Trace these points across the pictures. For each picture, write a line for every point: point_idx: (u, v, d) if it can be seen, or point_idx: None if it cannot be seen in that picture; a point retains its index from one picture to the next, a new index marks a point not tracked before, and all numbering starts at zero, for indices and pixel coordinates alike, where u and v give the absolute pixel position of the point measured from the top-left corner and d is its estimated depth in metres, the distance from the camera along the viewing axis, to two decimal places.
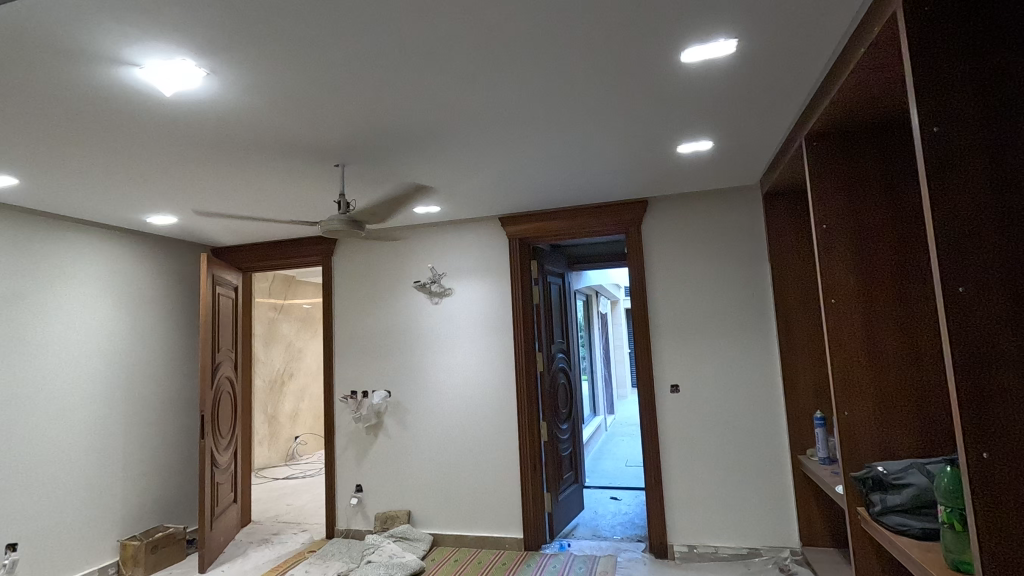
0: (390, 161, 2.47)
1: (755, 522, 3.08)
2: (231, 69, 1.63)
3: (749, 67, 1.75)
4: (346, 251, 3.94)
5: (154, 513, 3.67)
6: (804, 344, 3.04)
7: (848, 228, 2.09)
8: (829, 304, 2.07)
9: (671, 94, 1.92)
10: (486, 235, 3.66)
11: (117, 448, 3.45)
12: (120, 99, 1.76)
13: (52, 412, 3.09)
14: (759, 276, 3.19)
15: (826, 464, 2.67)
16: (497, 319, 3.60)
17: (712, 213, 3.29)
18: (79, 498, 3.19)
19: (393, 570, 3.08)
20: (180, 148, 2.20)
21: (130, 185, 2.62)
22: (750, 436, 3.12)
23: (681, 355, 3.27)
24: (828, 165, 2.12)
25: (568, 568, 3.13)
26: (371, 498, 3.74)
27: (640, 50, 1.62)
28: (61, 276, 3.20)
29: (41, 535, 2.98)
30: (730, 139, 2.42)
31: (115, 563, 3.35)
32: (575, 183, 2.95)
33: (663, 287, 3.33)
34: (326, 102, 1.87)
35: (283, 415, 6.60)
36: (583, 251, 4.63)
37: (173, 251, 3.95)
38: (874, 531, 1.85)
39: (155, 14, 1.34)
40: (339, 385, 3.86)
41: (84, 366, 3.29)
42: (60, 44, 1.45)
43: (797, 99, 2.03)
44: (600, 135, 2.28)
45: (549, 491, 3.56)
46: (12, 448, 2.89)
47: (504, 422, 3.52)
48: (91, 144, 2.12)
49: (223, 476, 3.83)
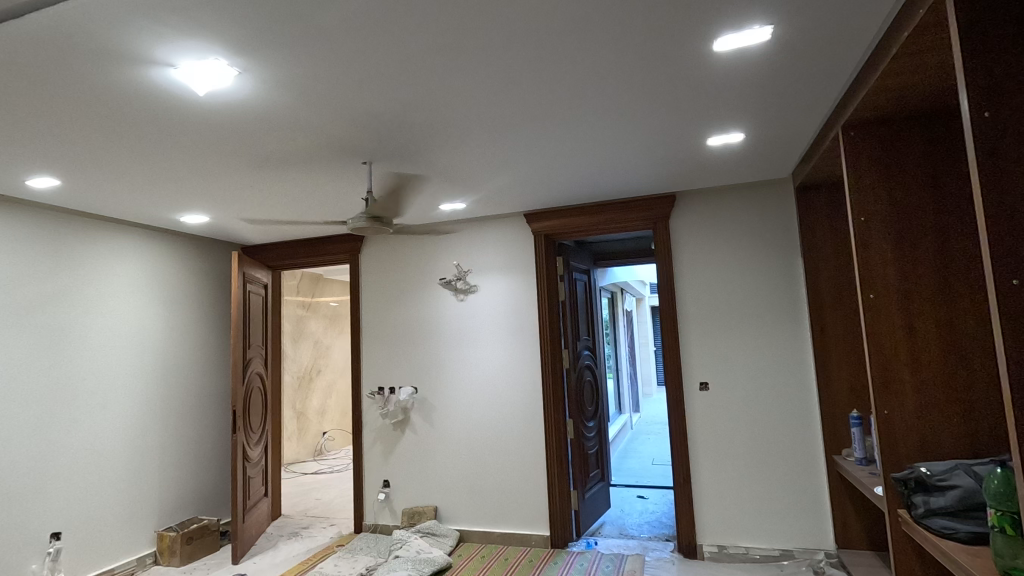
0: (417, 158, 2.48)
1: (787, 524, 3.01)
2: (264, 68, 1.65)
3: (783, 55, 1.71)
4: (372, 249, 3.98)
5: (190, 505, 3.76)
6: (840, 341, 2.95)
7: (889, 221, 2.01)
8: (867, 299, 2.01)
9: (702, 84, 1.88)
10: (512, 232, 3.66)
11: (153, 442, 3.54)
12: (157, 100, 1.80)
13: (93, 407, 3.19)
14: (791, 272, 3.11)
15: (863, 465, 2.59)
16: (522, 316, 3.59)
17: (742, 207, 3.22)
18: (119, 489, 3.29)
19: (419, 565, 3.09)
20: (213, 147, 2.24)
21: (164, 184, 2.68)
22: (783, 435, 3.05)
23: (710, 352, 3.22)
24: (867, 155, 2.05)
25: (595, 567, 3.10)
26: (398, 494, 3.77)
27: (671, 41, 1.59)
28: (102, 274, 3.31)
29: (83, 524, 3.08)
30: (762, 131, 2.36)
31: (153, 553, 3.44)
32: (603, 178, 2.92)
33: (692, 283, 3.28)
34: (356, 100, 1.89)
35: (311, 411, 6.71)
36: (608, 247, 4.59)
37: (205, 249, 4.03)
38: (916, 534, 1.79)
39: (190, 13, 1.36)
40: (367, 382, 3.90)
41: (123, 362, 3.39)
42: (99, 46, 1.48)
43: (833, 89, 1.97)
44: (628, 129, 2.25)
45: (575, 488, 3.54)
46: (57, 440, 2.99)
47: (530, 421, 3.50)
48: (129, 145, 2.17)
49: (254, 469, 3.91)
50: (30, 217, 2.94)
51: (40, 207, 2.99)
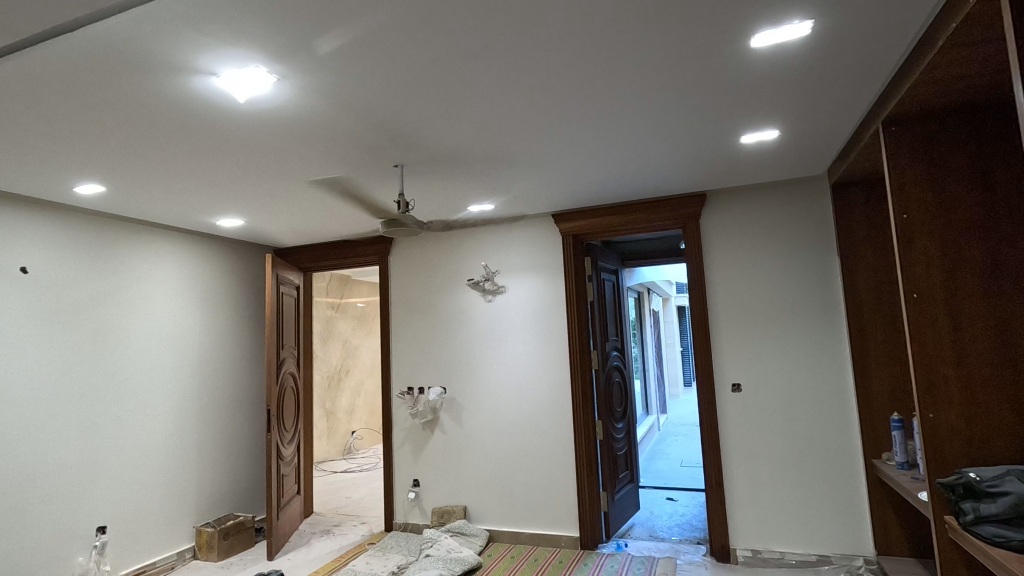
0: (448, 160, 2.49)
1: (824, 529, 2.94)
2: (301, 75, 1.68)
3: (823, 50, 1.67)
4: (402, 251, 4.02)
5: (226, 502, 3.86)
6: (878, 343, 2.88)
7: (932, 218, 1.95)
8: (911, 299, 1.95)
9: (738, 82, 1.85)
10: (540, 232, 3.66)
11: (191, 440, 3.63)
12: (198, 107, 1.85)
13: (133, 406, 3.29)
14: (828, 271, 3.04)
15: (904, 470, 2.51)
16: (550, 317, 3.58)
17: (776, 205, 3.16)
18: (159, 485, 3.39)
19: (450, 564, 3.11)
20: (251, 153, 2.29)
21: (203, 189, 2.76)
22: (819, 439, 2.98)
23: (743, 353, 3.16)
24: (909, 151, 1.99)
25: (626, 568, 3.08)
26: (427, 493, 3.80)
27: (708, 39, 1.57)
28: (143, 277, 3.42)
29: (126, 519, 3.18)
30: (798, 128, 2.31)
31: (192, 548, 3.55)
32: (633, 177, 2.90)
33: (723, 283, 3.23)
34: (391, 104, 1.91)
35: (340, 410, 6.82)
36: (636, 247, 4.55)
37: (240, 252, 4.12)
38: (964, 541, 1.73)
39: (234, 23, 1.40)
40: (396, 382, 3.95)
41: (162, 362, 3.49)
42: (146, 56, 1.53)
43: (874, 83, 1.92)
44: (660, 128, 2.23)
45: (605, 490, 3.52)
46: (101, 439, 3.10)
47: (559, 422, 3.50)
48: (171, 151, 2.23)
49: (288, 468, 3.99)
50: (76, 222, 3.06)
51: (86, 213, 3.11)
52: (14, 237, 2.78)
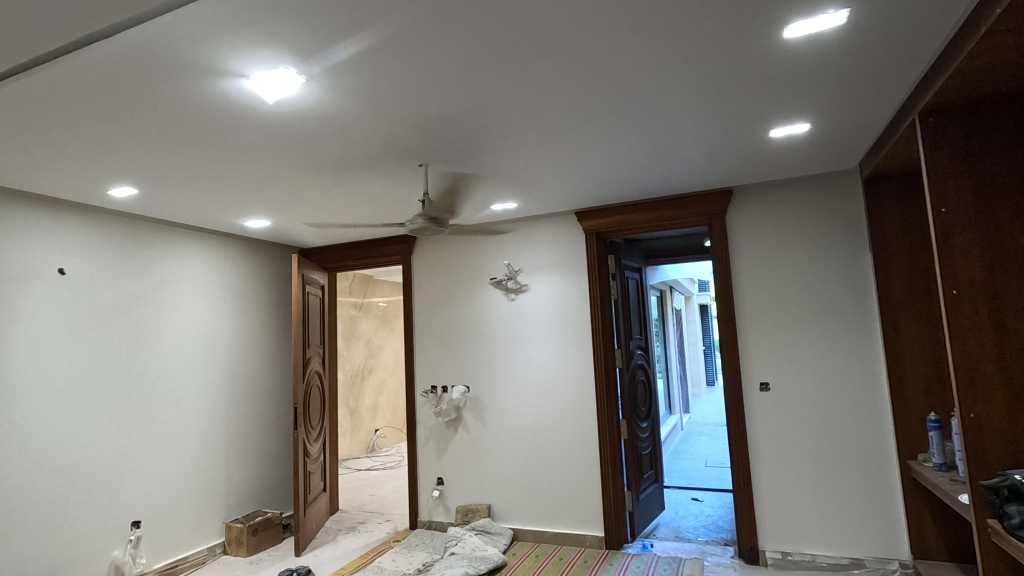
0: (472, 159, 2.49)
1: (857, 532, 2.87)
2: (329, 75, 1.69)
3: (859, 39, 1.62)
4: (424, 250, 4.04)
5: (255, 498, 3.92)
6: (914, 341, 2.80)
7: (973, 211, 1.89)
8: (949, 295, 1.90)
9: (769, 74, 1.81)
10: (563, 230, 3.64)
11: (220, 437, 3.70)
12: (229, 109, 1.88)
13: (165, 404, 3.36)
14: (859, 268, 2.97)
15: (942, 471, 2.44)
16: (574, 316, 3.57)
17: (805, 200, 3.10)
18: (191, 481, 3.47)
19: (476, 562, 3.12)
20: (278, 154, 2.32)
21: (232, 190, 2.80)
22: (852, 439, 2.91)
23: (772, 352, 3.10)
24: (948, 142, 1.93)
25: (652, 568, 3.05)
26: (452, 491, 3.81)
27: (739, 31, 1.54)
28: (173, 278, 3.49)
29: (159, 514, 3.26)
30: (830, 120, 2.26)
31: (222, 543, 3.61)
32: (659, 174, 2.86)
33: (751, 280, 3.18)
34: (417, 103, 1.91)
35: (363, 409, 6.89)
36: (659, 244, 4.51)
37: (267, 252, 4.18)
38: (1008, 545, 1.67)
39: (266, 26, 1.42)
40: (420, 380, 3.97)
41: (191, 361, 3.55)
42: (180, 60, 1.56)
43: (911, 73, 1.86)
44: (687, 123, 2.20)
45: (630, 489, 3.49)
46: (134, 435, 3.18)
47: (583, 421, 3.48)
48: (202, 153, 2.27)
49: (314, 465, 4.04)
50: (109, 224, 3.14)
51: (118, 215, 3.19)
52: (52, 239, 2.87)
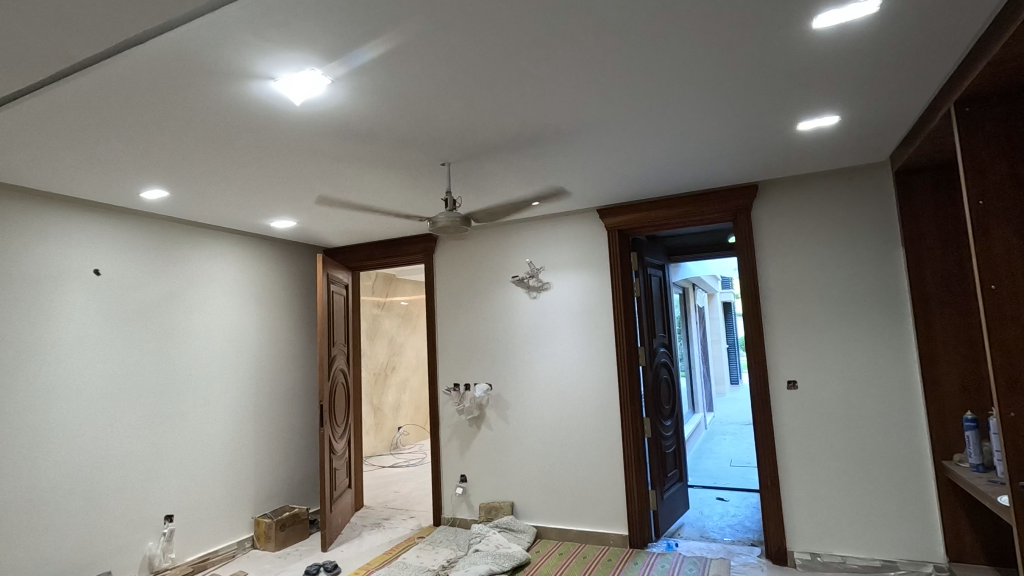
0: (495, 157, 2.50)
1: (889, 534, 2.81)
2: (353, 75, 1.71)
3: (892, 28, 1.58)
4: (446, 249, 4.06)
5: (282, 494, 4.00)
6: (948, 338, 2.72)
7: (1013, 203, 1.83)
8: (989, 290, 1.84)
9: (798, 66, 1.78)
10: (586, 228, 3.62)
11: (248, 433, 3.77)
12: (257, 112, 1.92)
13: (195, 401, 3.44)
14: (892, 263, 2.89)
15: (980, 472, 2.37)
16: (596, 313, 3.55)
17: (834, 195, 3.03)
18: (221, 476, 3.55)
19: (499, 560, 3.13)
20: (304, 154, 2.35)
21: (259, 191, 2.84)
22: (883, 439, 2.84)
23: (800, 349, 3.05)
24: (986, 133, 1.87)
25: (678, 568, 3.02)
26: (475, 488, 3.83)
27: (767, 22, 1.52)
28: (202, 277, 3.56)
29: (191, 508, 3.35)
30: (861, 112, 2.21)
31: (251, 538, 3.69)
32: (683, 169, 2.83)
33: (778, 276, 3.12)
34: (440, 103, 1.92)
35: (386, 406, 6.97)
36: (682, 241, 4.46)
37: (292, 252, 4.24)
38: None
39: (293, 28, 1.44)
40: (443, 378, 3.99)
41: (220, 358, 3.63)
42: (210, 63, 1.59)
43: (946, 62, 1.81)
44: (713, 117, 2.17)
45: (654, 488, 3.47)
46: (167, 432, 3.26)
47: (606, 419, 3.46)
48: (230, 155, 2.32)
49: (339, 462, 4.10)
50: (140, 226, 3.22)
51: (149, 217, 3.27)
52: (87, 240, 2.96)
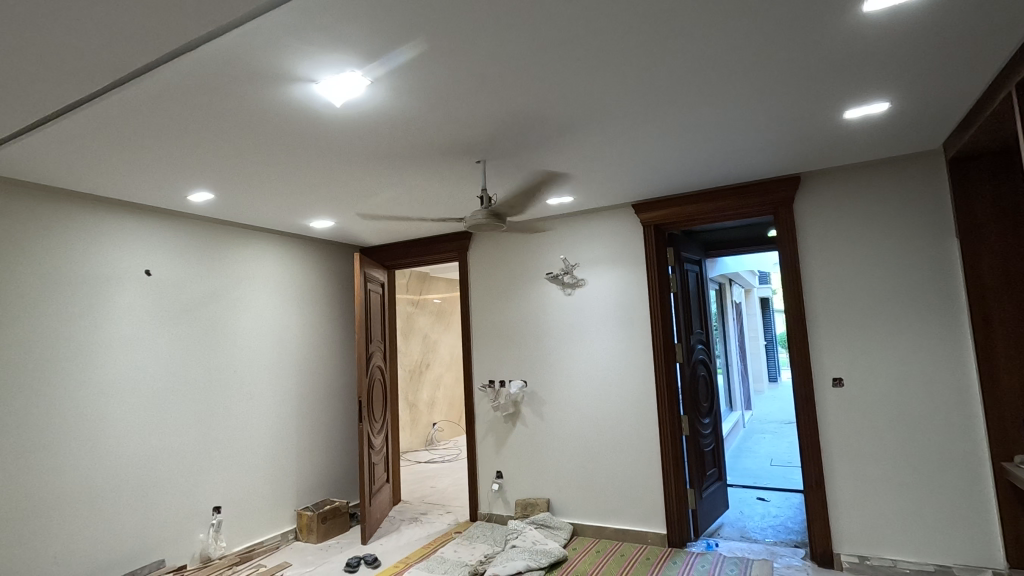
0: (529, 153, 2.49)
1: (943, 538, 2.70)
2: (391, 76, 1.73)
3: (949, 8, 1.51)
4: (480, 247, 4.09)
5: (323, 487, 4.09)
6: (1008, 333, 2.59)
7: None
8: None
9: (846, 51, 1.71)
10: (621, 223, 3.58)
11: (291, 428, 3.88)
12: (299, 114, 1.96)
13: (240, 396, 3.55)
14: (945, 256, 2.77)
15: None
16: (633, 309, 3.51)
17: (882, 185, 2.92)
18: (266, 470, 3.66)
19: (537, 556, 3.13)
20: (342, 155, 2.39)
21: (299, 192, 2.90)
22: (936, 439, 2.73)
23: (845, 346, 2.95)
24: None
25: (718, 568, 2.97)
26: (511, 485, 3.84)
27: (813, 7, 1.47)
28: (246, 277, 3.67)
29: (238, 501, 3.46)
30: (912, 98, 2.12)
31: (294, 530, 3.79)
32: (721, 162, 2.77)
33: (822, 271, 3.02)
34: (477, 101, 1.94)
35: (421, 402, 7.05)
36: (719, 236, 4.36)
37: (330, 251, 4.33)
38: None
39: (336, 32, 1.47)
40: (479, 375, 4.02)
41: (263, 355, 3.73)
42: (255, 69, 1.64)
43: (1009, 41, 1.71)
44: (754, 107, 2.11)
45: (692, 487, 3.41)
46: (214, 427, 3.38)
47: (643, 415, 3.42)
48: (273, 158, 2.38)
49: (377, 457, 4.17)
50: (187, 228, 3.34)
51: (196, 219, 3.39)
52: (139, 242, 3.09)
